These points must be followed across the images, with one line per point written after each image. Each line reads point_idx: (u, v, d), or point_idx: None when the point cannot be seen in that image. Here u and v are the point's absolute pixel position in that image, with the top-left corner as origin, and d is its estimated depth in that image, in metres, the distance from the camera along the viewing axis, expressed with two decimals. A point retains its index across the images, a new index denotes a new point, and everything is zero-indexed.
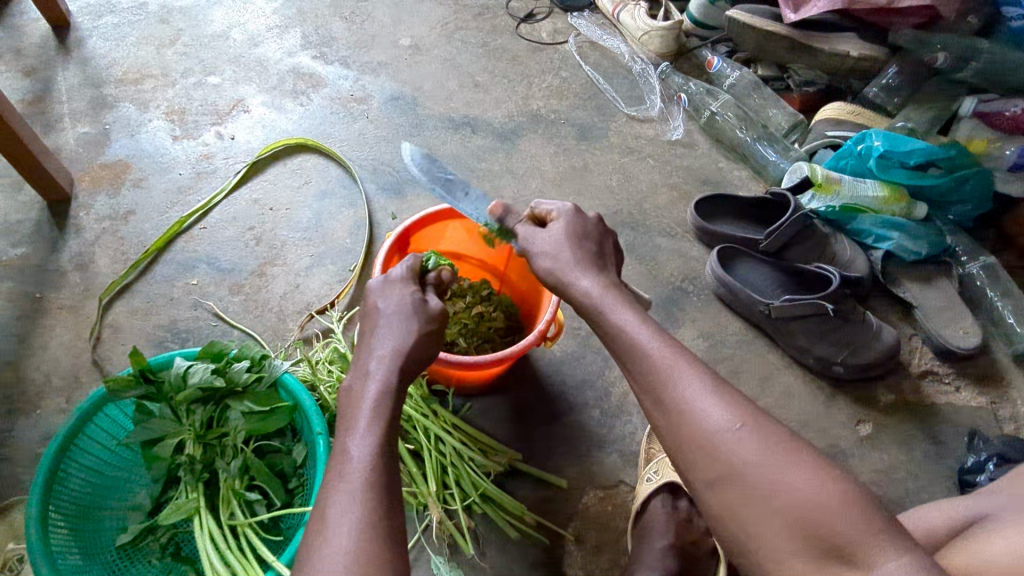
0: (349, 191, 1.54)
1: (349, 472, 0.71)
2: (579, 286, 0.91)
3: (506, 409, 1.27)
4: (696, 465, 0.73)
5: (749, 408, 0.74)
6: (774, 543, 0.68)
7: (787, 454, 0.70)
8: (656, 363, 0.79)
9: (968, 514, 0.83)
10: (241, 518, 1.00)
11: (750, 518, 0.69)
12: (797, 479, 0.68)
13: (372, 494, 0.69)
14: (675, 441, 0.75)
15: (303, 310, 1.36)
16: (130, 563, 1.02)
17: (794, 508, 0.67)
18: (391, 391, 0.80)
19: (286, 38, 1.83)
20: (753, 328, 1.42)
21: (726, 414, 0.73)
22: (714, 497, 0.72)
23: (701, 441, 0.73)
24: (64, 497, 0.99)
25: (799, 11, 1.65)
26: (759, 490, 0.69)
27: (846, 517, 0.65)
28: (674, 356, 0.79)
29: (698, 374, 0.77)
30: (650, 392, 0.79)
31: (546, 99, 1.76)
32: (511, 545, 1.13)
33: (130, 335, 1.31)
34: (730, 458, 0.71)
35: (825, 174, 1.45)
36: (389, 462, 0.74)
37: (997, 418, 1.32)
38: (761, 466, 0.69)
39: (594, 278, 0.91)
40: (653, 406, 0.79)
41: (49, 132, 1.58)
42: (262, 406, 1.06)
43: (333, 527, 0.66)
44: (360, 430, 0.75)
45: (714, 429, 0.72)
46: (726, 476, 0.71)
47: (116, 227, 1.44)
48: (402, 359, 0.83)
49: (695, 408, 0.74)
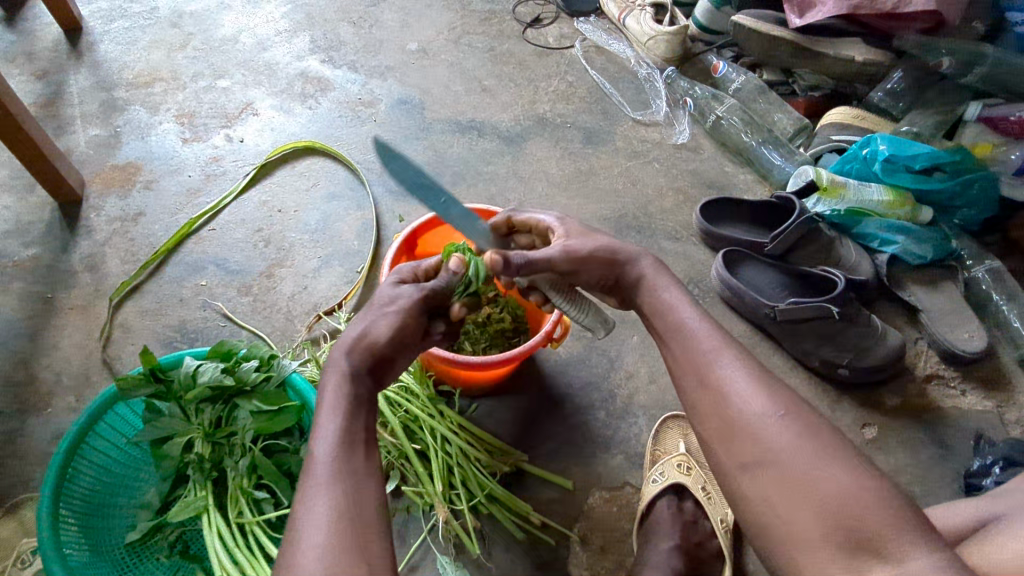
0: (357, 195, 1.55)
1: (313, 467, 0.72)
2: (625, 267, 0.95)
3: (513, 410, 1.28)
4: (731, 447, 0.75)
5: (790, 398, 0.76)
6: (802, 533, 0.67)
7: (824, 446, 0.70)
8: (704, 346, 0.83)
9: (979, 514, 0.83)
10: (249, 517, 1.01)
11: (779, 505, 0.70)
12: (831, 469, 0.68)
13: (340, 489, 0.70)
14: (715, 424, 0.78)
15: (311, 311, 1.37)
16: (139, 560, 1.03)
17: (826, 498, 0.67)
18: (349, 378, 0.82)
19: (295, 42, 1.85)
20: (758, 331, 1.42)
21: (766, 402, 0.75)
22: (745, 481, 0.73)
23: (741, 425, 0.75)
24: (75, 495, 1.00)
25: (804, 17, 1.65)
26: (792, 475, 0.70)
27: (879, 511, 0.65)
28: (720, 344, 0.82)
29: (744, 361, 0.80)
30: (693, 374, 0.82)
31: (552, 103, 1.77)
32: (517, 545, 1.13)
33: (140, 335, 1.32)
34: (765, 441, 0.72)
35: (831, 178, 1.46)
36: (352, 453, 0.74)
37: (1003, 422, 1.32)
38: (795, 453, 0.70)
39: (645, 268, 0.94)
40: (694, 387, 0.81)
41: (61, 134, 1.60)
42: (270, 405, 1.07)
43: (303, 524, 0.67)
44: (322, 424, 0.76)
45: (754, 414, 0.74)
46: (760, 458, 0.72)
47: (127, 229, 1.46)
48: (355, 346, 0.85)
49: (737, 391, 0.77)
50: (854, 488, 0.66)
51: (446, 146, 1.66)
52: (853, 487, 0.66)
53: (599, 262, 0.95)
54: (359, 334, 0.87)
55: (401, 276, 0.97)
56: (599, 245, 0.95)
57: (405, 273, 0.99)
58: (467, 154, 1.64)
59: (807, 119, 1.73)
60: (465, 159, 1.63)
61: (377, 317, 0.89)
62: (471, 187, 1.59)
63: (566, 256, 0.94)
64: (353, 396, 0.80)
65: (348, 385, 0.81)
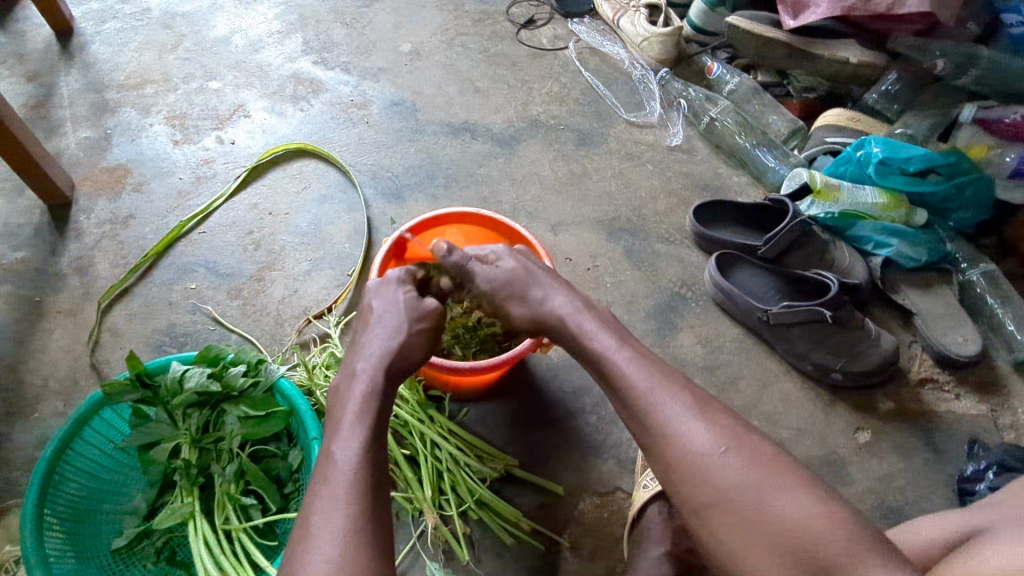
0: (348, 197, 1.54)
1: (334, 477, 0.70)
2: (544, 302, 0.93)
3: (503, 414, 1.27)
4: (681, 489, 0.73)
5: (732, 428, 0.73)
6: (763, 567, 0.67)
7: (772, 477, 0.69)
8: (637, 382, 0.78)
9: (970, 524, 0.82)
10: (236, 523, 1.01)
11: (735, 541, 0.69)
12: (783, 501, 0.68)
13: (359, 498, 0.69)
14: (660, 464, 0.75)
15: (301, 315, 1.36)
16: (125, 567, 1.02)
17: (781, 530, 0.67)
18: (378, 391, 0.80)
19: (287, 43, 1.84)
20: (752, 334, 1.41)
21: (709, 437, 0.72)
22: (699, 521, 0.72)
23: (683, 466, 0.72)
24: (60, 501, 1.00)
25: (798, 17, 1.64)
26: (745, 514, 0.69)
27: (832, 537, 0.65)
28: (652, 376, 0.78)
29: (679, 395, 0.76)
30: (632, 413, 0.78)
31: (546, 105, 1.76)
32: (506, 551, 1.12)
33: (128, 339, 1.31)
34: (713, 481, 0.70)
35: (825, 181, 1.45)
36: (375, 466, 0.73)
37: (997, 427, 1.31)
38: (745, 490, 0.69)
39: (565, 308, 0.91)
40: (634, 427, 0.78)
41: (51, 136, 1.59)
42: (258, 410, 1.06)
43: (318, 536, 0.66)
44: (345, 432, 0.74)
45: (697, 453, 0.72)
46: (711, 498, 0.71)
47: (116, 231, 1.45)
48: (389, 358, 0.84)
49: (676, 430, 0.73)
50: (807, 518, 0.67)
51: (439, 147, 1.65)
52: (806, 516, 0.67)
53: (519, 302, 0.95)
54: (396, 345, 0.86)
55: (403, 284, 0.94)
56: (519, 286, 0.94)
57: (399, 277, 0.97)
58: (460, 156, 1.64)
59: (801, 121, 1.73)
60: (458, 162, 1.62)
61: (411, 332, 0.88)
62: (465, 189, 1.58)
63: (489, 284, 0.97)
64: (379, 409, 0.78)
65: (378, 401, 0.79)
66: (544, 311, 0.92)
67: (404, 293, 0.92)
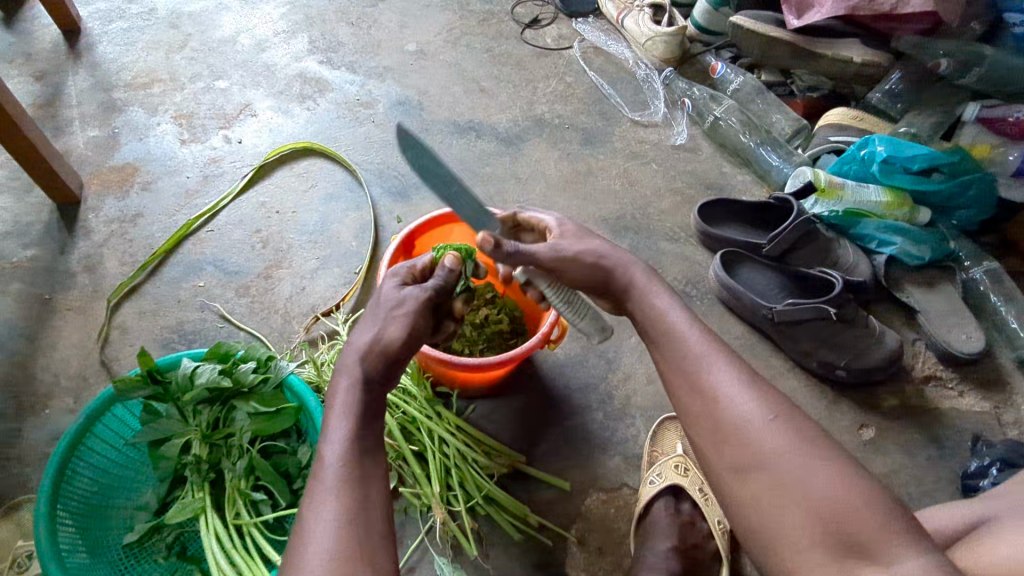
0: (355, 195, 1.55)
1: (322, 474, 0.71)
2: (622, 275, 0.94)
3: (510, 411, 1.28)
4: (722, 452, 0.75)
5: (779, 400, 0.75)
6: (795, 537, 0.67)
7: (815, 451, 0.70)
8: (694, 350, 0.82)
9: (978, 516, 0.83)
10: (247, 518, 1.01)
11: (770, 506, 0.70)
12: (819, 475, 0.68)
13: (348, 494, 0.70)
14: (706, 428, 0.77)
15: (309, 312, 1.37)
16: (137, 562, 1.03)
17: (817, 502, 0.67)
18: (361, 384, 0.79)
19: (293, 42, 1.85)
20: (756, 332, 1.42)
21: (758, 406, 0.74)
22: (736, 485, 0.73)
23: (729, 429, 0.74)
24: (72, 496, 1.01)
25: (801, 17, 1.65)
26: (782, 481, 0.69)
27: (868, 514, 0.65)
28: (710, 345, 0.82)
29: (733, 365, 0.79)
30: (684, 377, 0.81)
31: (551, 104, 1.77)
32: (514, 546, 1.13)
33: (138, 336, 1.32)
34: (755, 446, 0.72)
35: (830, 179, 1.45)
36: (364, 460, 0.73)
37: (1000, 423, 1.32)
38: (785, 458, 0.70)
39: (635, 271, 0.93)
40: (683, 391, 0.81)
41: (59, 135, 1.60)
42: (268, 407, 1.07)
43: (311, 526, 0.67)
44: (332, 429, 0.75)
45: (743, 418, 0.74)
46: (751, 463, 0.72)
47: (125, 229, 1.46)
48: (369, 351, 0.82)
49: (728, 396, 0.76)
50: (844, 494, 0.66)
51: (445, 146, 1.66)
52: (838, 489, 0.67)
53: (587, 266, 0.94)
54: (370, 338, 0.83)
55: (396, 274, 0.95)
56: (588, 249, 0.94)
57: (400, 272, 0.97)
58: (466, 154, 1.64)
59: (805, 120, 1.74)
60: (464, 160, 1.63)
61: (390, 321, 0.85)
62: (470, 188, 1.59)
63: (553, 254, 0.93)
64: (367, 401, 0.79)
65: (362, 394, 0.79)
66: (616, 269, 0.94)
67: (389, 282, 0.93)
